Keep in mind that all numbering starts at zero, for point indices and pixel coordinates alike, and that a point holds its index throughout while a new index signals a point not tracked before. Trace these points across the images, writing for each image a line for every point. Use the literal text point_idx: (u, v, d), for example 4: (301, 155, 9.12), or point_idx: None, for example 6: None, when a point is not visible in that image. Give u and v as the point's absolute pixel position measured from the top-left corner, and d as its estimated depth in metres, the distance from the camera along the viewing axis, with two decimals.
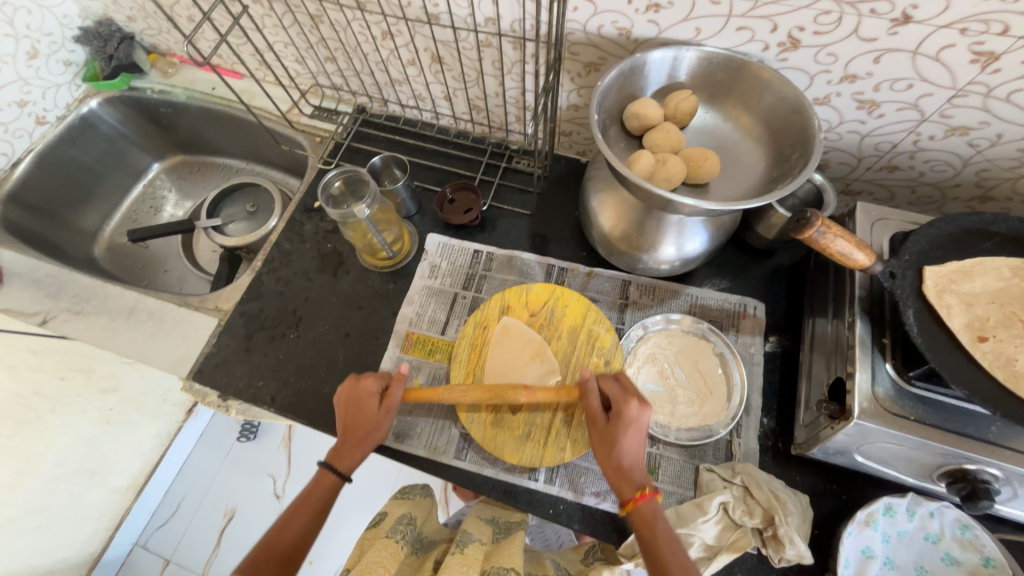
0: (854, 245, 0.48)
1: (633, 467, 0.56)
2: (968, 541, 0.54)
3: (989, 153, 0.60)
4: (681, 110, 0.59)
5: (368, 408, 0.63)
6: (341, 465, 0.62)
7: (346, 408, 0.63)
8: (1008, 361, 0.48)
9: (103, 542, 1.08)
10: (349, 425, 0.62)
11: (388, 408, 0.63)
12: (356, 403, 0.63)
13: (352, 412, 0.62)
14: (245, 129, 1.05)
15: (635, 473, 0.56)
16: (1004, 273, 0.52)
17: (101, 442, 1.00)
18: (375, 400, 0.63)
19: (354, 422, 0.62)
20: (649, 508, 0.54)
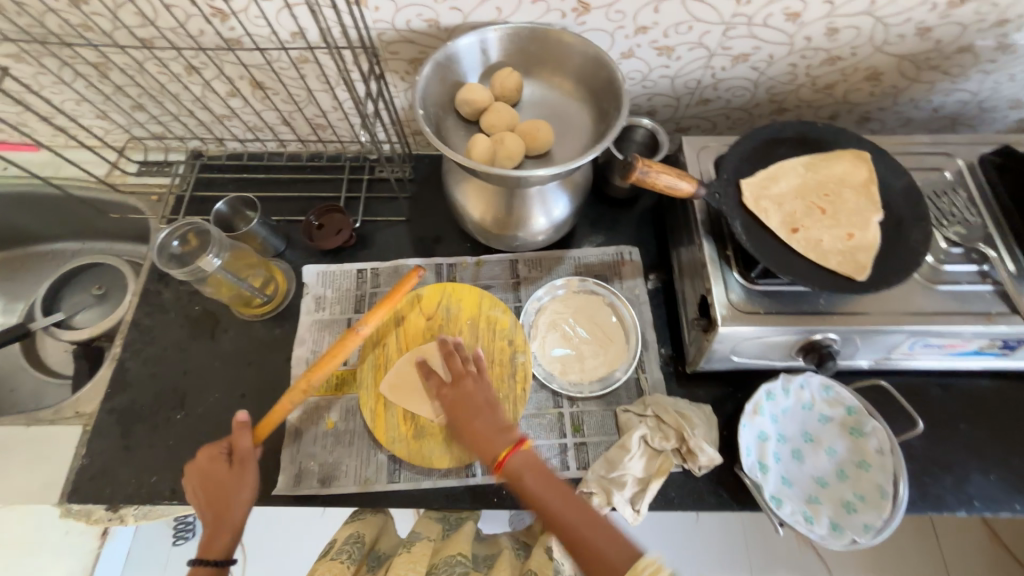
0: (676, 176, 0.53)
1: (489, 428, 0.59)
2: (833, 399, 0.63)
3: (771, 72, 0.69)
4: (506, 88, 0.61)
5: (222, 474, 0.58)
6: (211, 543, 0.54)
7: (197, 491, 0.57)
8: (817, 243, 0.57)
9: None
10: (208, 503, 0.56)
11: (246, 458, 0.59)
12: (211, 474, 0.58)
13: (206, 488, 0.57)
14: (64, 206, 0.91)
15: (493, 437, 0.58)
16: (801, 170, 0.61)
17: None
18: (226, 467, 0.58)
19: (219, 497, 0.56)
20: (516, 464, 0.55)
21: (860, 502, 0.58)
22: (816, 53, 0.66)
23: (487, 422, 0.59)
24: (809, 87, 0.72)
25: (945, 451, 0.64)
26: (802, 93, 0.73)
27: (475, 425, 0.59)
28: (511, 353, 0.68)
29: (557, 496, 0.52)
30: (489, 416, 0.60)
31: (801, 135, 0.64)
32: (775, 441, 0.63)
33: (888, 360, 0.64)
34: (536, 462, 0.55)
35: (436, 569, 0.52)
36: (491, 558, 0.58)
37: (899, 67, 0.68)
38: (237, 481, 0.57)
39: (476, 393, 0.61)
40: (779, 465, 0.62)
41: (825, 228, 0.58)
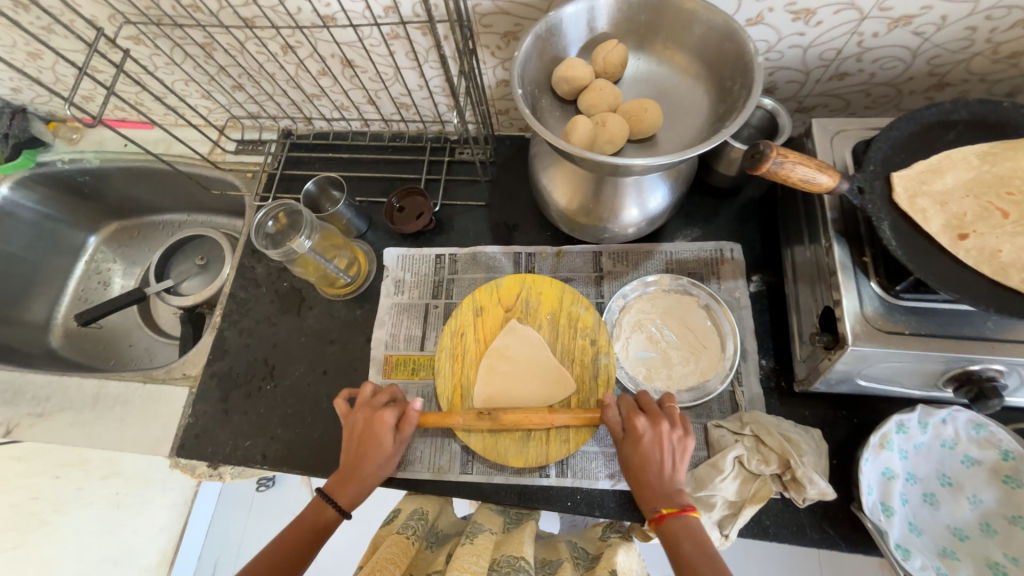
0: (815, 168, 0.45)
1: (665, 477, 0.52)
2: (984, 439, 0.53)
3: (937, 38, 0.57)
4: (611, 64, 0.55)
5: (383, 435, 0.58)
6: (339, 493, 0.56)
7: (349, 441, 0.59)
8: (993, 254, 0.46)
9: None
10: (354, 458, 0.58)
11: (405, 437, 0.59)
12: (374, 431, 0.58)
13: (364, 443, 0.58)
14: (173, 181, 0.98)
15: (664, 495, 0.51)
16: (974, 162, 0.50)
17: (114, 528, 0.95)
18: (389, 434, 0.58)
19: (368, 450, 0.58)
20: (677, 524, 0.49)
21: (1012, 564, 0.49)
22: (1008, 12, 0.52)
23: (662, 474, 0.52)
24: (986, 56, 0.58)
25: None
26: (975, 64, 0.59)
27: (643, 477, 0.53)
28: (593, 354, 0.64)
29: (699, 554, 0.46)
30: (666, 475, 0.52)
31: (976, 118, 0.52)
32: (901, 480, 0.54)
33: None
34: (698, 534, 0.48)
35: (498, 566, 0.51)
36: (550, 565, 0.57)
37: None
38: (376, 451, 0.58)
39: (654, 449, 0.53)
40: (904, 508, 0.53)
41: (1005, 236, 0.47)
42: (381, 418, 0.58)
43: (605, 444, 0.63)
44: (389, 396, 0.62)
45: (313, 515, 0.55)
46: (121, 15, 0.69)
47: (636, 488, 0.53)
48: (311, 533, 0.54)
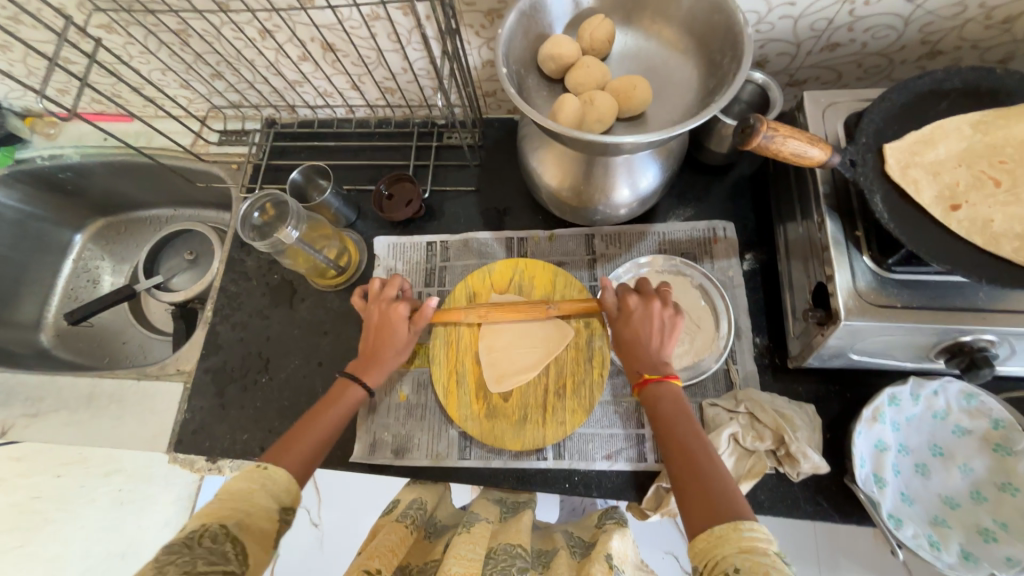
0: (806, 141, 0.44)
1: (653, 349, 0.54)
2: (975, 409, 0.53)
3: (929, 5, 0.55)
4: (598, 39, 0.53)
5: (394, 316, 0.59)
6: (366, 373, 0.58)
7: (371, 327, 0.60)
8: (985, 223, 0.46)
9: None
10: (373, 345, 0.59)
11: (421, 319, 0.60)
12: (389, 321, 0.59)
13: (380, 329, 0.59)
14: (157, 175, 0.97)
15: (655, 356, 0.54)
16: (967, 131, 0.49)
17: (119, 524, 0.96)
18: (405, 324, 0.60)
19: (382, 338, 0.59)
20: (659, 391, 0.51)
21: (1001, 530, 0.50)
22: None
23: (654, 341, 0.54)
24: (979, 22, 0.57)
25: None
26: (968, 30, 0.58)
27: (632, 338, 0.55)
28: (588, 337, 0.63)
29: (695, 441, 0.46)
30: (658, 335, 0.55)
31: (969, 86, 0.51)
32: (894, 452, 0.55)
33: None
34: (683, 405, 0.50)
35: (496, 554, 0.49)
36: (547, 555, 0.57)
37: None
38: (395, 331, 0.59)
39: (650, 320, 0.55)
40: (897, 479, 0.54)
41: (997, 205, 0.46)
42: (397, 310, 0.60)
43: (602, 426, 0.63)
44: (400, 288, 0.63)
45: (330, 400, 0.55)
46: (90, 2, 0.66)
47: (623, 352, 0.56)
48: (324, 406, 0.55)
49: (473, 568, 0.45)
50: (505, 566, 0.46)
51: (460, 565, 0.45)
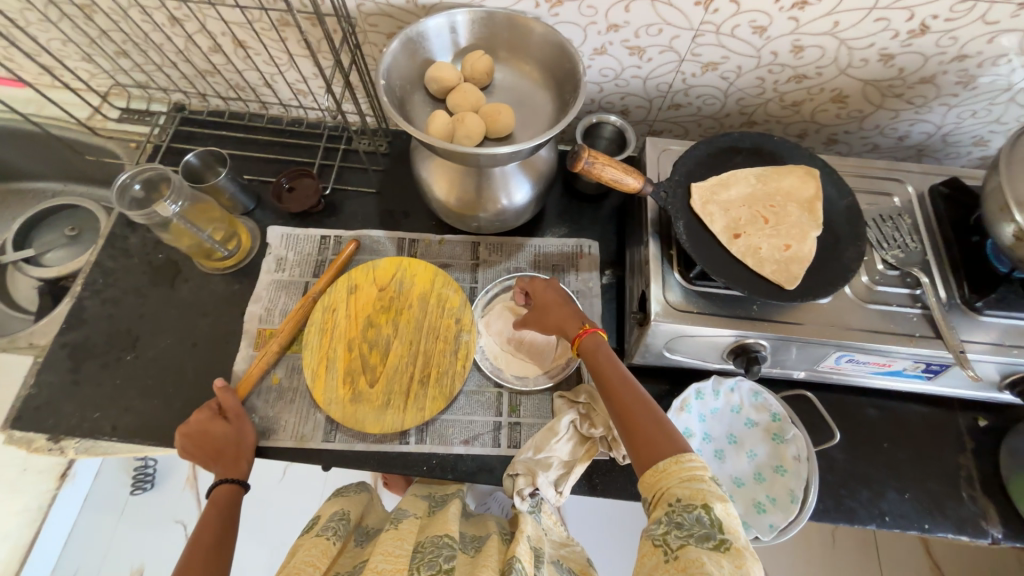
0: (622, 171, 0.55)
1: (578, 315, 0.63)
2: (760, 405, 0.66)
3: (739, 84, 0.71)
4: (477, 71, 0.62)
5: (211, 425, 0.63)
6: (226, 472, 0.61)
7: (194, 445, 0.62)
8: (755, 250, 0.58)
9: None
10: (211, 455, 0.62)
11: (239, 414, 0.65)
12: (205, 432, 0.62)
13: (201, 443, 0.62)
14: (45, 145, 0.92)
15: (576, 320, 0.63)
16: (752, 181, 0.63)
17: None
18: (220, 421, 0.63)
19: (214, 443, 0.62)
20: (590, 340, 0.60)
21: (770, 503, 0.61)
22: (783, 69, 0.67)
23: (571, 308, 0.64)
24: (776, 102, 0.74)
25: (863, 467, 0.68)
26: (771, 108, 0.75)
27: (556, 319, 0.64)
28: (456, 331, 0.69)
29: (624, 385, 0.54)
30: (568, 306, 0.64)
31: (756, 147, 0.65)
32: (700, 439, 0.65)
33: (818, 373, 0.67)
34: (609, 350, 0.59)
35: (423, 547, 0.54)
36: (480, 540, 0.61)
37: (864, 91, 0.69)
38: (222, 430, 0.63)
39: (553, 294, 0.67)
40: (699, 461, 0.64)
41: (766, 237, 0.59)
42: (202, 415, 0.63)
43: (463, 413, 0.69)
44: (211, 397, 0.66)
45: (222, 516, 0.58)
46: None
47: (552, 330, 0.64)
48: (221, 525, 0.57)
49: (399, 565, 0.51)
50: (432, 558, 0.52)
51: (387, 563, 0.51)
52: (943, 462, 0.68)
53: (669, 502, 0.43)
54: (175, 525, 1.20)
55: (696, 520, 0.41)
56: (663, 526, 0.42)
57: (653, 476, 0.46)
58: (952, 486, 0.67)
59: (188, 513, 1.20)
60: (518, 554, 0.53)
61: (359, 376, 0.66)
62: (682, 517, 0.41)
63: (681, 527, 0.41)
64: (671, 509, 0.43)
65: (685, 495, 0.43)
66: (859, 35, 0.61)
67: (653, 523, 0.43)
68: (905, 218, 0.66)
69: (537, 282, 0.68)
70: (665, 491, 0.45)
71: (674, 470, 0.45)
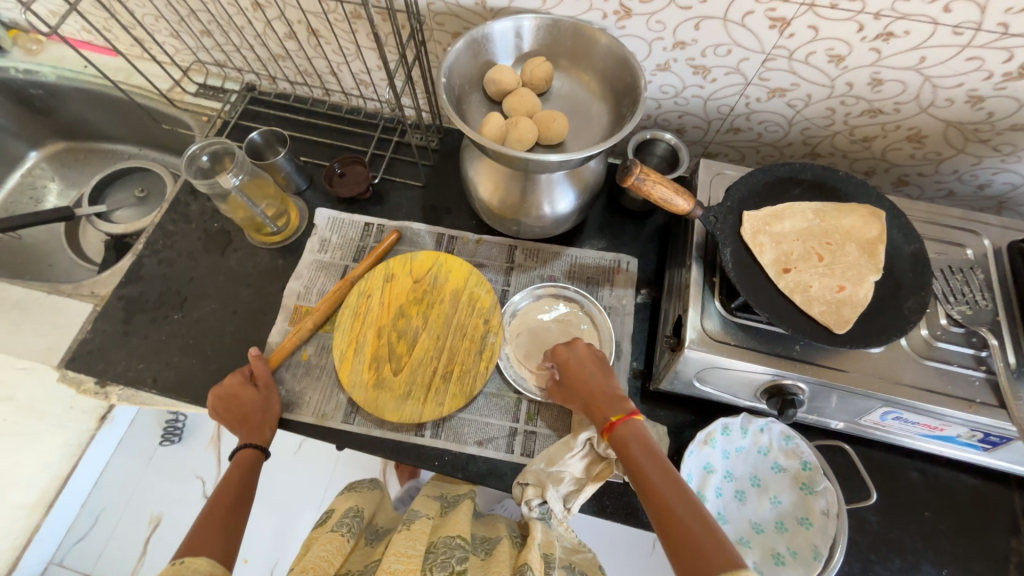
0: (673, 191, 0.54)
1: (611, 396, 0.58)
2: (790, 450, 0.62)
3: (806, 113, 0.68)
4: (536, 77, 0.63)
5: (243, 391, 0.65)
6: (251, 438, 0.63)
7: (224, 408, 0.65)
8: (805, 288, 0.55)
9: (35, 524, 1.12)
10: (240, 420, 0.64)
11: (269, 384, 0.67)
12: (237, 398, 0.65)
13: (232, 407, 0.64)
14: (129, 112, 1.00)
15: (608, 402, 0.57)
16: (809, 216, 0.59)
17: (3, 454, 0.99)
18: (250, 388, 0.66)
19: (245, 410, 0.65)
20: (626, 428, 0.54)
21: (790, 556, 0.58)
22: (856, 101, 0.64)
23: (602, 384, 0.60)
24: (844, 136, 0.70)
25: (897, 534, 0.63)
26: (838, 141, 0.71)
27: (586, 390, 0.60)
28: (484, 332, 0.69)
29: (662, 477, 0.49)
30: (603, 386, 0.60)
31: (818, 180, 0.62)
32: (720, 476, 0.62)
33: (858, 425, 0.62)
34: (643, 435, 0.53)
35: (435, 547, 0.56)
36: (490, 542, 0.62)
37: (945, 133, 0.65)
38: (254, 397, 0.66)
39: (584, 369, 0.62)
40: (718, 500, 0.61)
41: (818, 275, 0.56)
42: (235, 381, 0.66)
43: (480, 413, 0.69)
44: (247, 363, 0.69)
45: (244, 479, 0.60)
46: None
47: (585, 407, 0.60)
48: (242, 487, 0.59)
49: (412, 565, 0.51)
50: (445, 559, 0.53)
51: (400, 563, 0.51)
52: (991, 542, 0.62)
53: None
54: (195, 481, 1.26)
55: None
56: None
57: None
58: (999, 571, 0.61)
59: (208, 471, 1.26)
60: (530, 561, 0.54)
61: (384, 364, 0.67)
62: None
63: None
64: None
65: None
66: (947, 74, 0.57)
67: None
68: (978, 273, 0.61)
69: (560, 349, 0.65)
70: None
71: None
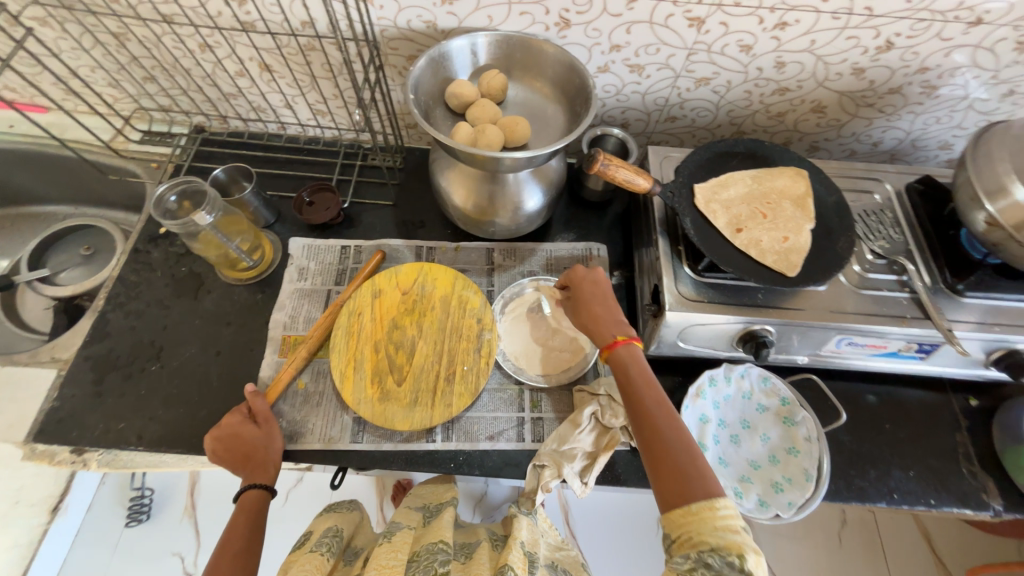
0: (634, 172, 0.60)
1: (615, 323, 0.62)
2: (770, 389, 0.70)
3: (729, 97, 0.78)
4: (493, 88, 0.68)
5: (245, 429, 0.64)
6: (255, 479, 0.61)
7: (225, 449, 0.62)
8: (757, 242, 0.63)
9: None
10: (242, 460, 0.62)
11: (269, 418, 0.66)
12: (239, 438, 0.63)
13: (234, 448, 0.62)
14: (64, 168, 0.95)
15: (612, 326, 0.61)
16: (748, 181, 0.68)
17: None
18: (251, 426, 0.64)
19: (247, 449, 0.63)
20: (627, 356, 0.58)
21: (786, 482, 0.64)
22: (768, 83, 0.75)
23: (608, 310, 0.63)
24: (763, 113, 0.81)
25: (867, 448, 0.71)
26: (758, 119, 0.82)
27: (594, 311, 0.63)
28: (478, 330, 0.72)
29: (660, 409, 0.53)
30: (608, 307, 0.63)
31: (750, 152, 0.72)
32: (715, 425, 0.69)
33: (820, 357, 0.71)
34: (644, 365, 0.58)
35: (417, 555, 0.60)
36: (469, 547, 0.69)
37: (840, 102, 0.77)
38: (258, 435, 0.64)
39: (597, 292, 0.65)
40: (717, 446, 0.67)
41: (766, 230, 0.64)
42: (234, 420, 0.64)
43: (487, 409, 0.71)
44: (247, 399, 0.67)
45: (251, 522, 0.59)
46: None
47: (586, 325, 0.63)
48: (248, 533, 0.58)
49: (393, 574, 0.57)
50: (427, 564, 0.58)
51: (382, 573, 0.57)
52: (940, 439, 0.72)
53: (698, 547, 0.43)
54: (172, 558, 1.15)
55: (726, 565, 0.41)
56: (689, 563, 0.42)
57: (683, 517, 0.45)
58: (951, 462, 0.71)
59: (186, 545, 1.16)
60: (510, 560, 0.59)
61: (386, 377, 0.68)
62: (711, 558, 0.41)
63: (710, 568, 0.41)
64: (699, 549, 0.43)
65: (719, 543, 0.42)
66: (834, 52, 0.69)
67: (679, 560, 0.43)
68: (886, 213, 0.73)
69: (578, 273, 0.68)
70: (693, 533, 0.44)
71: (709, 514, 0.44)
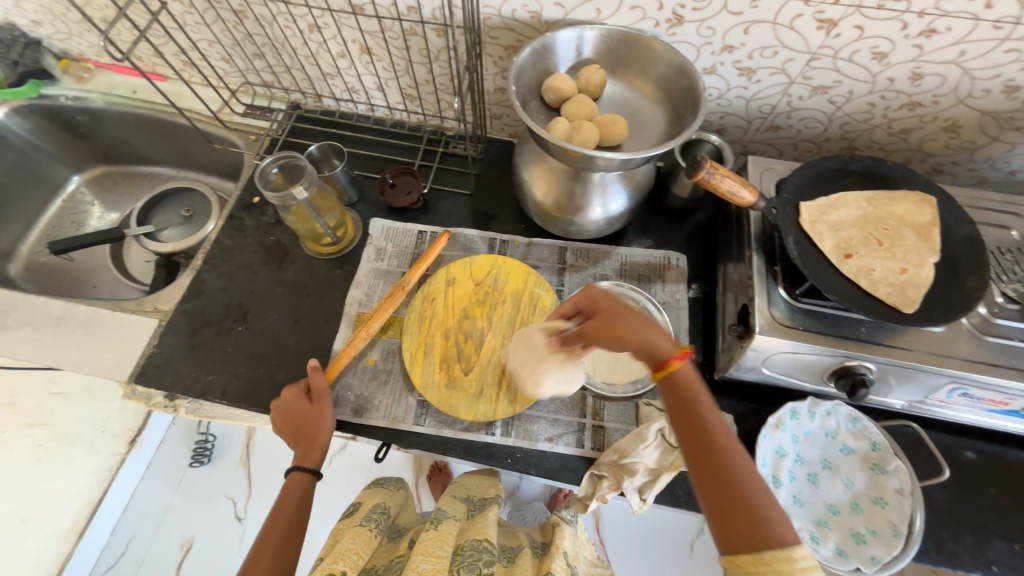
0: (739, 183, 0.56)
1: (646, 337, 0.54)
2: (858, 431, 0.64)
3: (847, 109, 0.71)
4: (592, 85, 0.66)
5: (298, 406, 0.66)
6: (304, 456, 0.63)
7: (285, 421, 0.66)
8: (868, 271, 0.58)
9: None
10: (296, 434, 0.65)
11: (322, 396, 0.67)
12: (293, 413, 0.65)
13: (289, 422, 0.65)
14: (173, 134, 1.02)
15: (649, 342, 0.53)
16: (863, 204, 0.62)
17: None
18: (303, 404, 0.66)
19: (299, 425, 0.65)
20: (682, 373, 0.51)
21: (870, 534, 0.59)
22: (896, 96, 0.68)
23: (629, 323, 0.55)
24: (883, 129, 0.73)
25: (966, 511, 0.64)
26: (876, 135, 0.75)
27: (621, 324, 0.55)
28: None
29: (718, 435, 0.48)
30: (644, 321, 0.55)
31: (868, 171, 0.65)
32: (792, 461, 0.64)
33: (922, 405, 0.64)
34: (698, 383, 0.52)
35: (462, 550, 0.61)
36: (512, 550, 0.69)
37: (980, 122, 0.68)
38: (306, 414, 0.65)
39: (621, 311, 0.57)
40: (793, 483, 0.63)
41: (879, 259, 0.59)
42: (290, 396, 0.66)
43: (548, 410, 0.70)
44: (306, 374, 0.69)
45: (298, 499, 0.62)
46: None
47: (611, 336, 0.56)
48: (294, 509, 0.61)
49: (440, 565, 0.57)
50: (472, 562, 0.58)
51: (427, 563, 0.57)
52: None
53: None
54: (226, 502, 1.24)
55: None
56: None
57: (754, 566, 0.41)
58: None
59: (239, 491, 1.25)
60: (554, 568, 0.60)
61: (454, 365, 0.70)
62: None
63: None
64: None
65: None
66: (986, 66, 0.61)
67: None
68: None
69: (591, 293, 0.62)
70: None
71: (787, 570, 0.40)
